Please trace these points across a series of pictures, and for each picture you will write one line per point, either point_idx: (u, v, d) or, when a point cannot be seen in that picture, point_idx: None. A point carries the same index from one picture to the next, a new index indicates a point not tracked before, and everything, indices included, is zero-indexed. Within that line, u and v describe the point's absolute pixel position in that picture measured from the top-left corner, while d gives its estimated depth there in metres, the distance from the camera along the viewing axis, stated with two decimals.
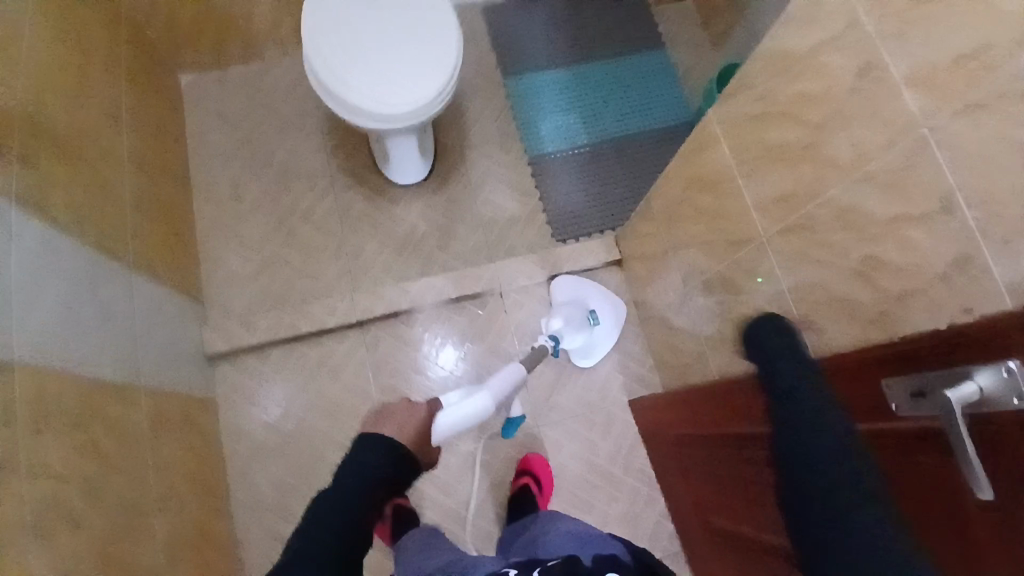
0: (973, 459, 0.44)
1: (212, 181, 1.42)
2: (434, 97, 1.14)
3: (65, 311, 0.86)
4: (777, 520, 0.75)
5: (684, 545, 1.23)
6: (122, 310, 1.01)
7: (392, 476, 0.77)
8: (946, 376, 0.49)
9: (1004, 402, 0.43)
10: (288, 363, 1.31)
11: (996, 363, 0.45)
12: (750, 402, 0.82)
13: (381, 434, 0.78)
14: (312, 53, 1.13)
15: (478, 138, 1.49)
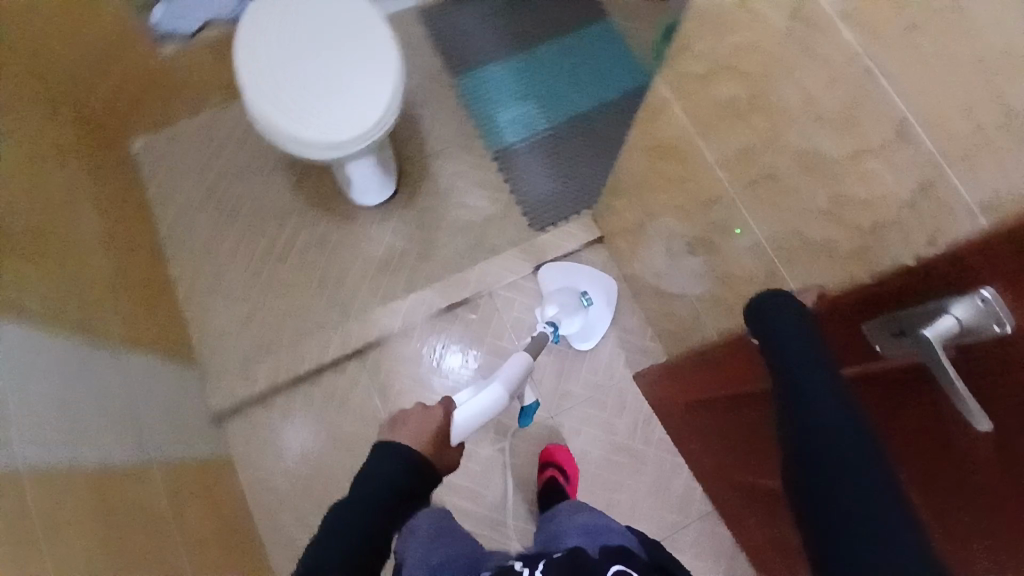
0: (962, 392, 0.44)
1: (182, 241, 1.40)
2: (386, 114, 1.13)
3: (60, 406, 0.85)
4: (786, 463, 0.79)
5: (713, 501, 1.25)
6: (117, 391, 1.00)
7: (409, 486, 0.72)
8: (921, 312, 0.48)
9: (985, 329, 0.43)
10: (295, 406, 1.31)
11: (969, 293, 0.44)
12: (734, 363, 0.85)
13: (402, 443, 0.75)
14: (255, 98, 1.11)
15: (437, 145, 1.48)
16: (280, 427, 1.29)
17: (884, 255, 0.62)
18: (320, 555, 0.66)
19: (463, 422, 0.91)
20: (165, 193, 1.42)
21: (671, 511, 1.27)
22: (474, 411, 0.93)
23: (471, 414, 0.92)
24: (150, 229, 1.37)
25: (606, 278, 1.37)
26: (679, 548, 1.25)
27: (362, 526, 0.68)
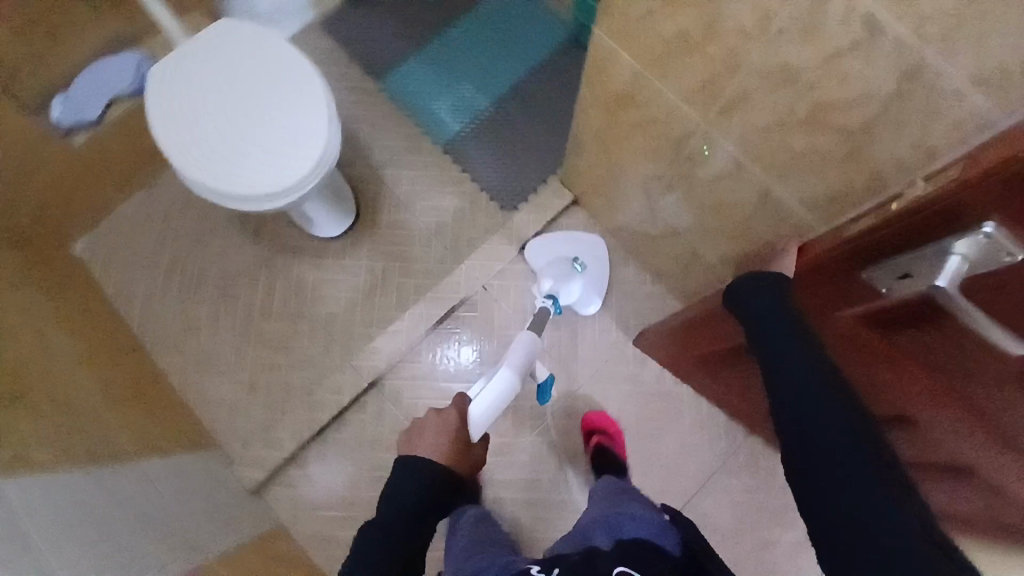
0: (988, 325, 0.46)
1: (158, 330, 1.33)
2: (329, 142, 1.08)
3: (102, 544, 0.81)
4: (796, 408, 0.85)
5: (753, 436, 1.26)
6: (149, 505, 0.96)
7: (423, 502, 0.83)
8: (931, 253, 0.52)
9: (991, 263, 0.46)
10: (328, 456, 1.28)
11: (974, 230, 0.48)
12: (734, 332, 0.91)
13: (411, 462, 0.85)
14: (190, 169, 1.05)
15: (383, 155, 1.42)
16: (320, 480, 1.26)
17: (881, 147, 0.62)
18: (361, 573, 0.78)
19: (479, 414, 0.98)
20: (124, 288, 1.35)
21: (718, 441, 1.29)
22: (488, 402, 0.98)
23: (486, 404, 0.98)
24: (123, 328, 1.30)
25: (591, 237, 1.35)
26: (736, 473, 1.28)
27: (400, 531, 0.80)
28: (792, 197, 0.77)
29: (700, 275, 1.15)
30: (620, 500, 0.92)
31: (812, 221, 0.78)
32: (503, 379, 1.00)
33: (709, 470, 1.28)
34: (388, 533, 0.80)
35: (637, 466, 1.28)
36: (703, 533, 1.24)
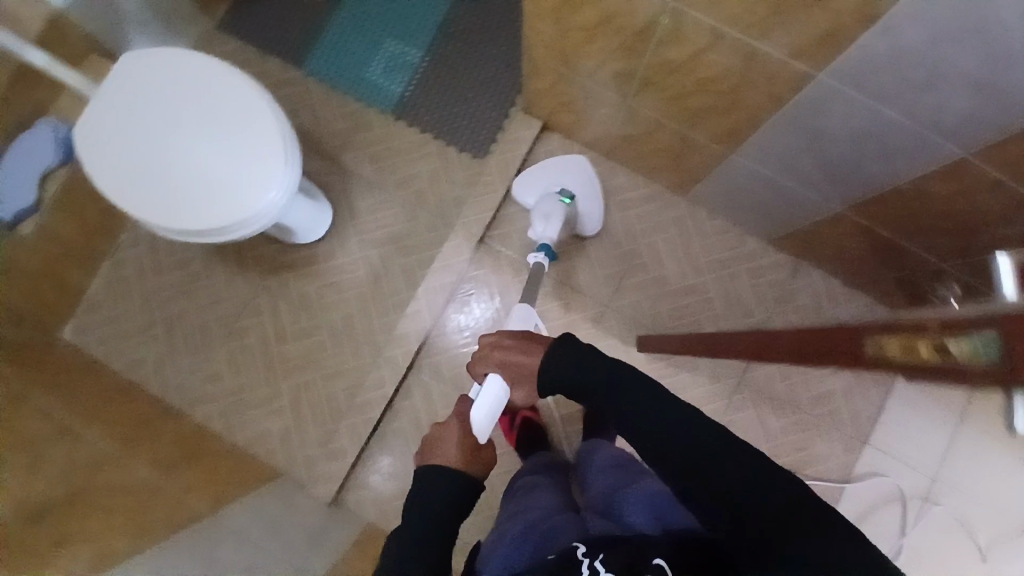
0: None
1: (182, 387, 1.30)
2: (285, 149, 1.01)
3: None
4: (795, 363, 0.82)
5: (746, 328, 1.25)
6: (250, 551, 0.95)
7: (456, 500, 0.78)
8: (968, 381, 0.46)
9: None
10: (391, 450, 1.28)
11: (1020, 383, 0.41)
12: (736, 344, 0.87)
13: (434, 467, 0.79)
14: (153, 217, 0.99)
15: (337, 142, 1.35)
16: (393, 474, 1.27)
17: None
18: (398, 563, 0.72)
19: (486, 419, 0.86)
20: (132, 357, 1.31)
21: (753, 314, 1.28)
22: (483, 410, 0.86)
23: (484, 412, 0.86)
24: (148, 395, 1.27)
25: (568, 159, 1.30)
26: None
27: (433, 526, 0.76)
28: (779, 51, 0.74)
29: (693, 159, 1.12)
30: (634, 477, 0.84)
31: (804, 69, 0.75)
32: (490, 388, 0.85)
33: None
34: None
35: (685, 361, 1.29)
36: (764, 401, 1.28)
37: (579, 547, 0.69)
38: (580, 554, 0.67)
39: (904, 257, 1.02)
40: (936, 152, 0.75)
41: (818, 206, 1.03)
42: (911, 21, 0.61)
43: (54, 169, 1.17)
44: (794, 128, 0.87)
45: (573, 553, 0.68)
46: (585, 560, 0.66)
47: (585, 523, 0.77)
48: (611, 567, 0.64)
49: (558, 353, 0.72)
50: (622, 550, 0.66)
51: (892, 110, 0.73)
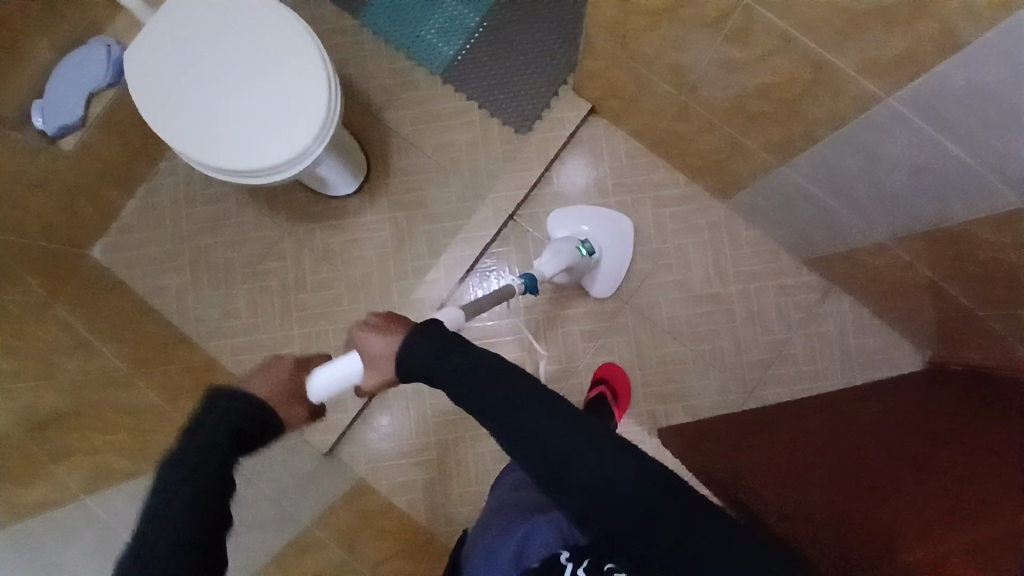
0: None
1: (199, 318, 1.32)
2: (325, 100, 0.99)
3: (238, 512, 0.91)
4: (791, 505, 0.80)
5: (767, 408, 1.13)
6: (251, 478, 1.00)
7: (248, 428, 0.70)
8: None
9: None
10: (391, 410, 1.30)
11: None
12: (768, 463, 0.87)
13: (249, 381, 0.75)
14: (188, 150, 0.99)
15: (381, 97, 1.34)
16: (391, 434, 1.30)
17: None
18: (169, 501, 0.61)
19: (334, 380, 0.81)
20: (156, 283, 1.33)
21: (773, 332, 1.25)
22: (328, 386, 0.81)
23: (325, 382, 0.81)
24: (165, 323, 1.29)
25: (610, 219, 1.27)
26: (796, 360, 1.24)
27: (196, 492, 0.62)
28: (850, 67, 0.70)
29: (740, 166, 1.08)
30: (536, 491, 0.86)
31: (873, 89, 0.71)
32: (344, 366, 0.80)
33: (768, 362, 1.25)
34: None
35: (695, 369, 1.26)
36: None
37: (563, 551, 0.71)
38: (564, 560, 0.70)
39: (941, 297, 0.98)
40: (996, 198, 0.71)
41: (863, 234, 0.99)
42: (991, 54, 0.56)
43: (102, 90, 1.18)
44: (852, 150, 0.83)
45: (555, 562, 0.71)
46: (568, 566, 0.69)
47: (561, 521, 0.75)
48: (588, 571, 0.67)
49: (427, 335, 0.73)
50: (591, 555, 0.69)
51: (957, 146, 0.69)
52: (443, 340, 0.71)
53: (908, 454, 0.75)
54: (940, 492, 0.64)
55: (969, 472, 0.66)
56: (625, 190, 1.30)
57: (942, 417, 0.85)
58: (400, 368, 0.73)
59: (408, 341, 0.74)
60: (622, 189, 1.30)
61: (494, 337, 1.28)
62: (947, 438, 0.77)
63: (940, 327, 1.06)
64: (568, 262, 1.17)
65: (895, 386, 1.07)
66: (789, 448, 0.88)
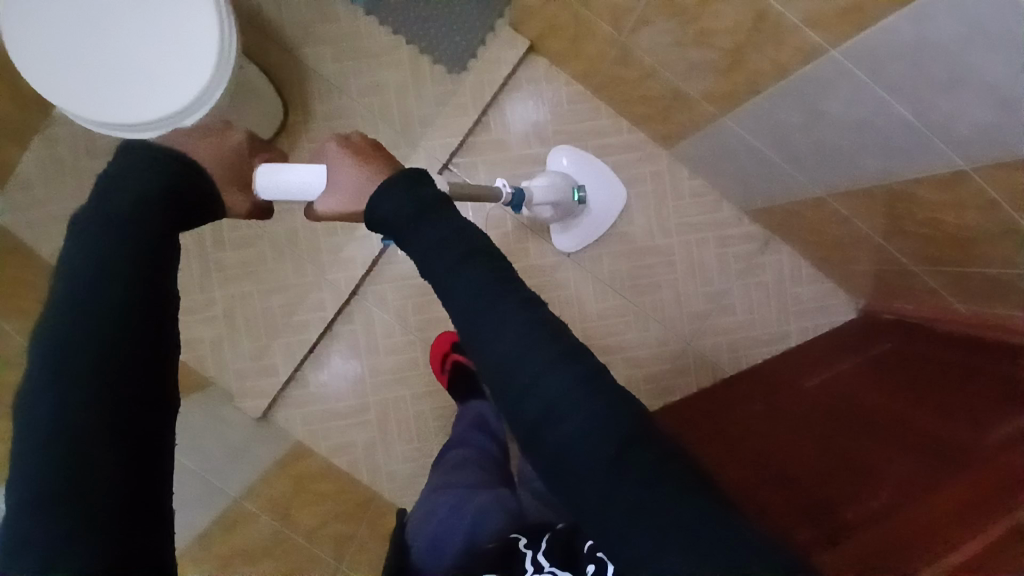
0: None
1: None
2: (220, 39, 0.87)
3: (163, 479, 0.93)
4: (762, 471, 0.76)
5: (731, 384, 1.11)
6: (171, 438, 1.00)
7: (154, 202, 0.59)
8: None
9: None
10: (325, 373, 1.25)
11: None
12: (739, 440, 0.84)
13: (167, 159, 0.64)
14: (68, 101, 0.87)
15: (298, 31, 1.19)
16: (329, 395, 1.25)
17: None
18: (58, 331, 0.49)
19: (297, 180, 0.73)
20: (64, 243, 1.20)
21: (713, 284, 1.24)
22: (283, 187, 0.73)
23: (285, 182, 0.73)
24: None
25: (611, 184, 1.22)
26: (733, 311, 1.24)
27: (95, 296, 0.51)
28: (795, 16, 0.65)
29: (683, 115, 1.03)
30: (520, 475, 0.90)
31: (817, 42, 0.66)
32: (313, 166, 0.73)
33: (706, 313, 1.24)
34: (109, 420, 0.47)
35: (635, 323, 1.25)
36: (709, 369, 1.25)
37: (522, 538, 0.69)
38: (522, 546, 0.67)
39: (875, 252, 0.98)
40: (938, 158, 0.68)
41: (801, 187, 0.97)
42: (947, 10, 0.51)
43: None
44: (795, 102, 0.78)
45: (513, 549, 0.68)
46: (526, 552, 0.66)
47: (510, 500, 0.82)
48: (547, 561, 0.62)
49: (399, 181, 0.63)
50: (557, 542, 0.64)
51: (902, 103, 0.64)
52: (423, 199, 0.61)
53: (874, 445, 0.71)
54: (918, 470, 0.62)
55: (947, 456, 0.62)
56: (566, 137, 1.23)
57: (884, 396, 0.82)
58: (373, 209, 0.64)
59: (389, 184, 0.64)
60: (563, 136, 1.23)
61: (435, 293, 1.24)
62: (898, 425, 0.74)
63: (875, 279, 1.07)
64: (556, 198, 1.12)
65: (833, 357, 1.05)
66: (764, 425, 0.86)
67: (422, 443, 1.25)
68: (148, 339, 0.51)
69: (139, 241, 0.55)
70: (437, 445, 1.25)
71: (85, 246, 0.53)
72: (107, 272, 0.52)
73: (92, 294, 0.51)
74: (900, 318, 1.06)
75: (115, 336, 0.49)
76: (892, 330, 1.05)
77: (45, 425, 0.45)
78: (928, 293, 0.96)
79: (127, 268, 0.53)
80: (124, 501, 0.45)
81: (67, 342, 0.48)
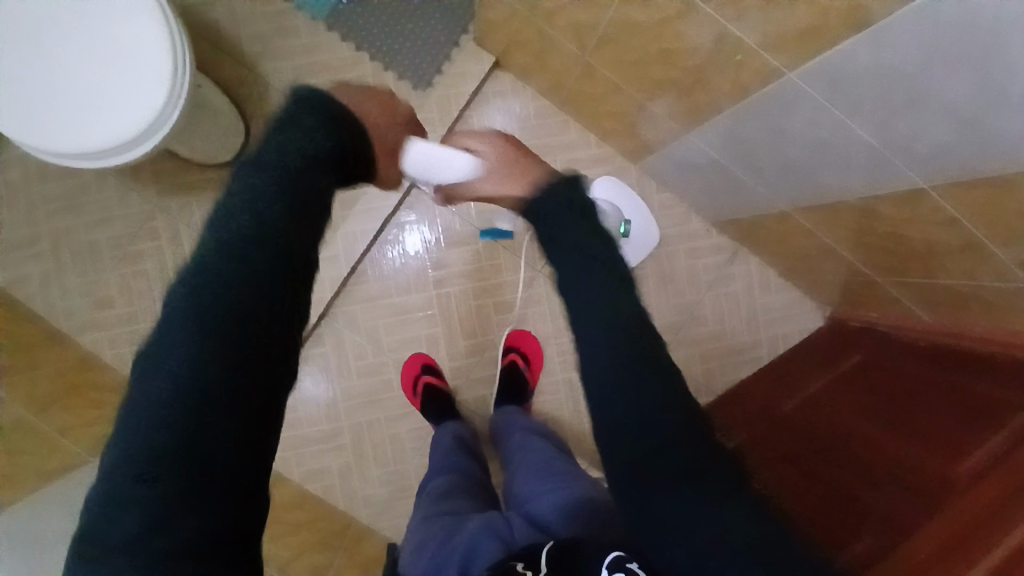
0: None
1: (66, 311, 1.16)
2: (172, 48, 0.84)
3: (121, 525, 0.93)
4: (801, 494, 0.77)
5: (736, 400, 1.12)
6: None
7: (336, 156, 0.62)
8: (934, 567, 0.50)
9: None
10: (296, 399, 1.21)
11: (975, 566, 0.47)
12: (764, 465, 0.86)
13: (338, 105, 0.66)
14: (21, 132, 0.83)
15: (258, 48, 1.16)
16: (300, 421, 1.21)
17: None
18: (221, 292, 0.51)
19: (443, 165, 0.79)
20: (18, 272, 1.15)
21: (685, 295, 1.25)
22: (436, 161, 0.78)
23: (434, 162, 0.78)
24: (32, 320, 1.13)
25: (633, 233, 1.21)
26: (705, 321, 1.25)
27: (260, 257, 0.53)
28: (754, 39, 0.65)
29: (650, 130, 1.02)
30: (541, 467, 0.86)
31: (775, 64, 0.66)
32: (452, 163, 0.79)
33: (680, 324, 1.25)
34: (227, 385, 0.50)
35: None
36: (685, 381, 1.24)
37: (517, 559, 0.64)
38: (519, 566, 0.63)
39: (841, 263, 0.99)
40: (899, 179, 0.69)
41: (766, 201, 0.98)
42: (904, 35, 0.51)
43: None
44: (760, 123, 0.78)
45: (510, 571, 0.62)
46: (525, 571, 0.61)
47: (502, 523, 0.76)
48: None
49: (557, 187, 0.72)
50: (552, 556, 0.62)
51: (863, 126, 0.65)
52: (579, 205, 0.70)
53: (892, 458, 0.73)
54: (926, 487, 0.63)
55: (946, 464, 0.65)
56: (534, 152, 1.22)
57: (860, 420, 0.83)
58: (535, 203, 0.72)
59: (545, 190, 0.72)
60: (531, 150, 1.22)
61: (406, 312, 1.23)
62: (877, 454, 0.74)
63: (840, 288, 1.08)
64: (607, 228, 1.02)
65: (807, 374, 1.06)
66: (793, 444, 0.87)
67: (397, 465, 1.22)
68: (281, 293, 0.54)
69: (295, 200, 0.56)
70: (414, 466, 1.23)
71: (264, 173, 0.55)
72: (263, 214, 0.54)
73: (242, 243, 0.52)
74: (865, 326, 1.08)
75: (259, 292, 0.52)
76: (860, 339, 1.06)
77: (183, 365, 0.49)
78: (891, 302, 0.97)
79: (279, 221, 0.54)
80: (244, 448, 0.50)
81: (218, 298, 0.50)
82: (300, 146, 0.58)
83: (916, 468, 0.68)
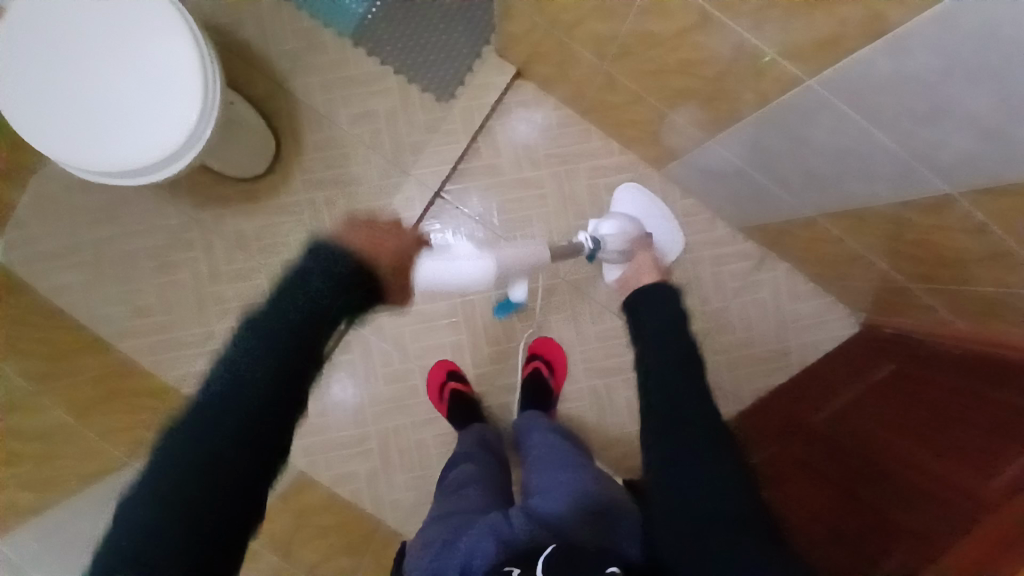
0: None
1: (108, 319, 1.21)
2: (204, 73, 0.88)
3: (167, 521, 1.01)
4: (826, 515, 0.76)
5: (766, 414, 1.11)
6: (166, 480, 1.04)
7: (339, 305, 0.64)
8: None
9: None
10: (325, 405, 1.24)
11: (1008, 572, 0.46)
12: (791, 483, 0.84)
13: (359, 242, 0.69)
14: (64, 152, 0.87)
15: (288, 65, 1.20)
16: (329, 426, 1.24)
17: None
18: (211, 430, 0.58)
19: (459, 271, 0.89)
20: (64, 282, 1.21)
21: (711, 302, 1.23)
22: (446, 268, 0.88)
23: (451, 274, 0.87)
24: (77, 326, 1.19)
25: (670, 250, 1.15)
26: (732, 329, 1.23)
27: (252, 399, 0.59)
28: (772, 49, 0.64)
29: (672, 138, 1.02)
30: (551, 469, 0.85)
31: (795, 72, 0.65)
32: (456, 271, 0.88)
33: (706, 331, 1.23)
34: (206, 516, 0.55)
35: None
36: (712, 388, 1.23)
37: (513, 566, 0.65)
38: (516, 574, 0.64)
39: (871, 270, 0.97)
40: (926, 186, 0.67)
41: (792, 208, 0.97)
42: (925, 44, 0.50)
43: None
44: (781, 133, 0.77)
45: None
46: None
47: (504, 520, 0.75)
48: None
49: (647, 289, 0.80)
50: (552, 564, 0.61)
51: (887, 135, 0.63)
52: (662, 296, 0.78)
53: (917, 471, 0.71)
54: (955, 503, 0.62)
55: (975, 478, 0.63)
56: (557, 160, 1.23)
57: (886, 431, 0.81)
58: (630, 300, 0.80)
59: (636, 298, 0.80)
60: (553, 159, 1.23)
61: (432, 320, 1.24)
62: (905, 469, 0.72)
63: (872, 294, 1.06)
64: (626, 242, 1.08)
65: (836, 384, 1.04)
66: (818, 459, 0.86)
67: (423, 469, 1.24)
68: (267, 432, 0.60)
69: (293, 342, 0.62)
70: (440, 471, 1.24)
71: (269, 316, 0.62)
72: (267, 350, 0.61)
73: (244, 379, 0.59)
74: (899, 334, 1.05)
75: (245, 431, 0.58)
76: (893, 346, 1.03)
77: (164, 490, 0.55)
78: (925, 310, 0.95)
79: (274, 364, 0.60)
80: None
81: (207, 433, 0.57)
82: (302, 289, 0.64)
83: (944, 482, 0.66)
